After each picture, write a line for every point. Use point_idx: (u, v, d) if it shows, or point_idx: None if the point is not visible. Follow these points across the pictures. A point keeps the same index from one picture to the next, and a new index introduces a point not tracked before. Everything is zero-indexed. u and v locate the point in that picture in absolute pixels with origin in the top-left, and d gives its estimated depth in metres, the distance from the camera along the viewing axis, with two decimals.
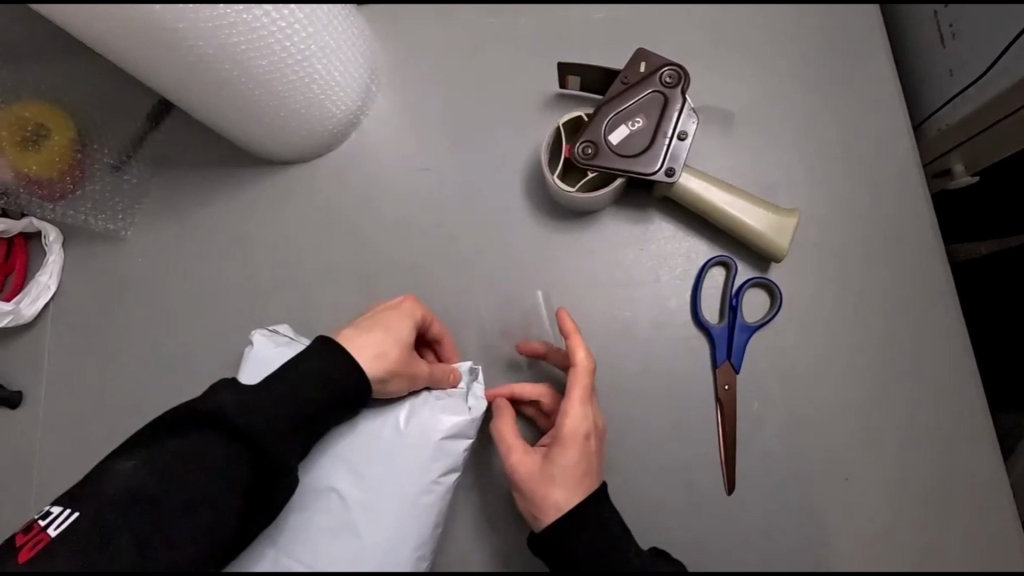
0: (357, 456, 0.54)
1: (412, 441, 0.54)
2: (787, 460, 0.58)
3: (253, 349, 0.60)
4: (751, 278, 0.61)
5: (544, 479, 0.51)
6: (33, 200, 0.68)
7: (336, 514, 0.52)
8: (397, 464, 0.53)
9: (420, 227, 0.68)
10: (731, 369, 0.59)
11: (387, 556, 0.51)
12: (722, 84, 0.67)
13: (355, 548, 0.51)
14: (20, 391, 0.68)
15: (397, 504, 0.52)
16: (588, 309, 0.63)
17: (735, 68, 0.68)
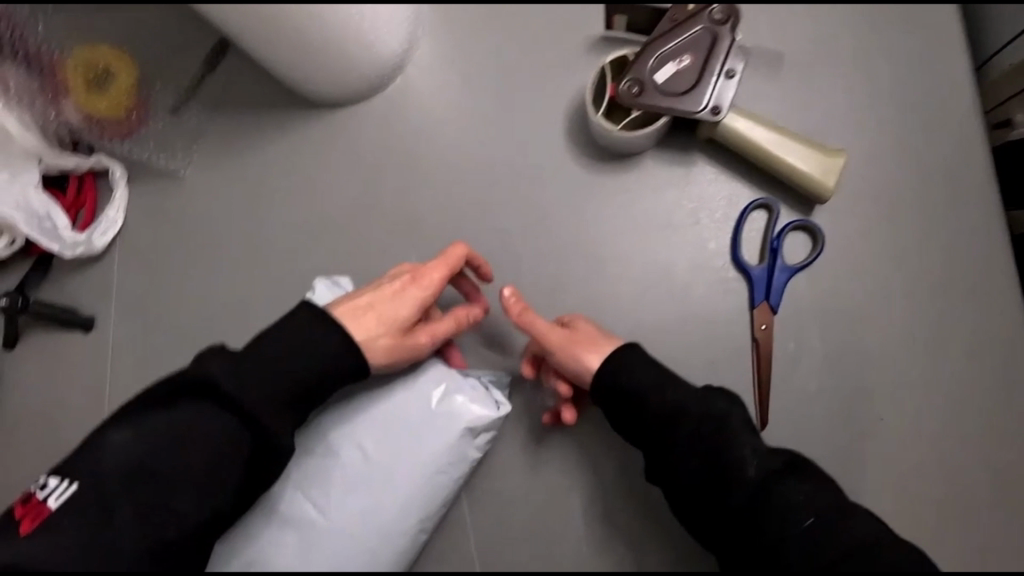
0: (380, 417, 0.58)
1: (438, 426, 0.58)
2: (823, 403, 0.58)
3: (314, 295, 0.62)
4: (794, 220, 0.60)
5: (571, 345, 0.56)
6: (104, 137, 0.75)
7: (352, 469, 0.56)
8: (417, 441, 0.57)
9: (464, 167, 0.70)
10: (769, 310, 0.59)
11: (391, 518, 0.55)
12: (774, 26, 0.65)
13: (368, 506, 0.55)
14: (93, 316, 0.74)
15: (410, 476, 0.56)
16: (625, 249, 0.64)
17: (788, 9, 0.66)
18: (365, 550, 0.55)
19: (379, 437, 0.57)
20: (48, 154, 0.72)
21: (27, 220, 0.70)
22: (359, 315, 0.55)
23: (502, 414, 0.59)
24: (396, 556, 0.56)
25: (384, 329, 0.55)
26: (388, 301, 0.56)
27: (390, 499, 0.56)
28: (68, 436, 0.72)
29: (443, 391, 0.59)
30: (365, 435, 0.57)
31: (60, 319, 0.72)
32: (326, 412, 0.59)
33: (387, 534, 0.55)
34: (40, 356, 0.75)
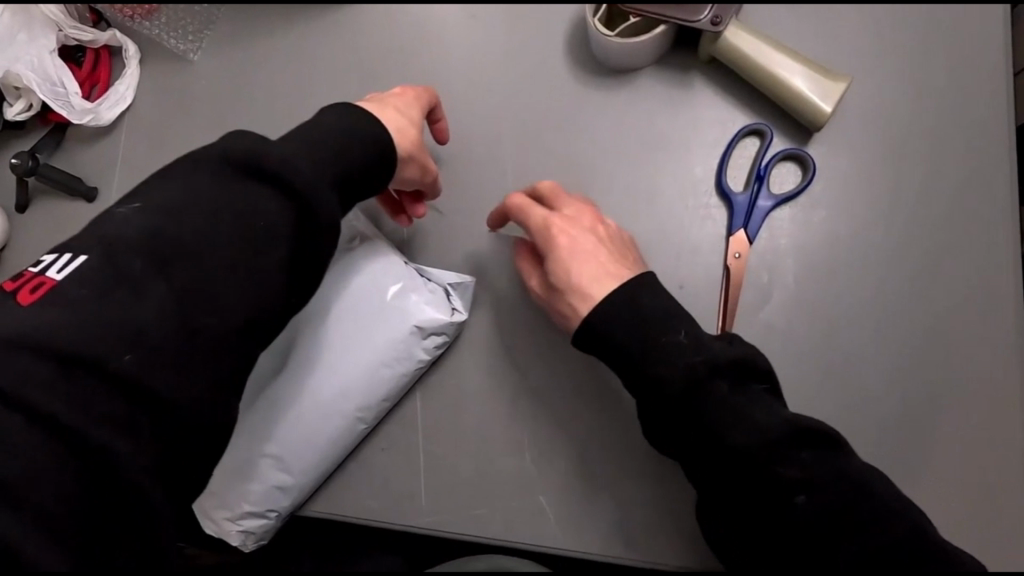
0: (339, 308, 0.60)
1: (392, 321, 0.59)
2: (790, 339, 0.56)
3: None
4: (785, 149, 0.57)
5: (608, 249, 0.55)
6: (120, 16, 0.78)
7: (311, 351, 0.60)
8: (370, 333, 0.59)
9: (460, 70, 0.69)
10: (746, 238, 0.57)
11: (334, 401, 0.58)
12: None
13: (317, 387, 0.59)
14: (96, 188, 0.78)
15: (358, 365, 0.59)
16: (610, 164, 0.62)
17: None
18: (304, 431, 0.58)
19: (332, 326, 0.60)
20: (66, 24, 0.74)
21: (40, 82, 0.72)
22: (381, 109, 0.56)
23: (455, 320, 0.60)
24: (335, 445, 0.58)
25: (411, 126, 0.56)
26: (405, 107, 0.57)
27: (332, 387, 0.58)
28: None
29: (399, 289, 0.60)
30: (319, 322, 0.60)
31: (64, 187, 0.76)
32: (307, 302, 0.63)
33: (326, 420, 0.58)
34: (46, 221, 0.78)
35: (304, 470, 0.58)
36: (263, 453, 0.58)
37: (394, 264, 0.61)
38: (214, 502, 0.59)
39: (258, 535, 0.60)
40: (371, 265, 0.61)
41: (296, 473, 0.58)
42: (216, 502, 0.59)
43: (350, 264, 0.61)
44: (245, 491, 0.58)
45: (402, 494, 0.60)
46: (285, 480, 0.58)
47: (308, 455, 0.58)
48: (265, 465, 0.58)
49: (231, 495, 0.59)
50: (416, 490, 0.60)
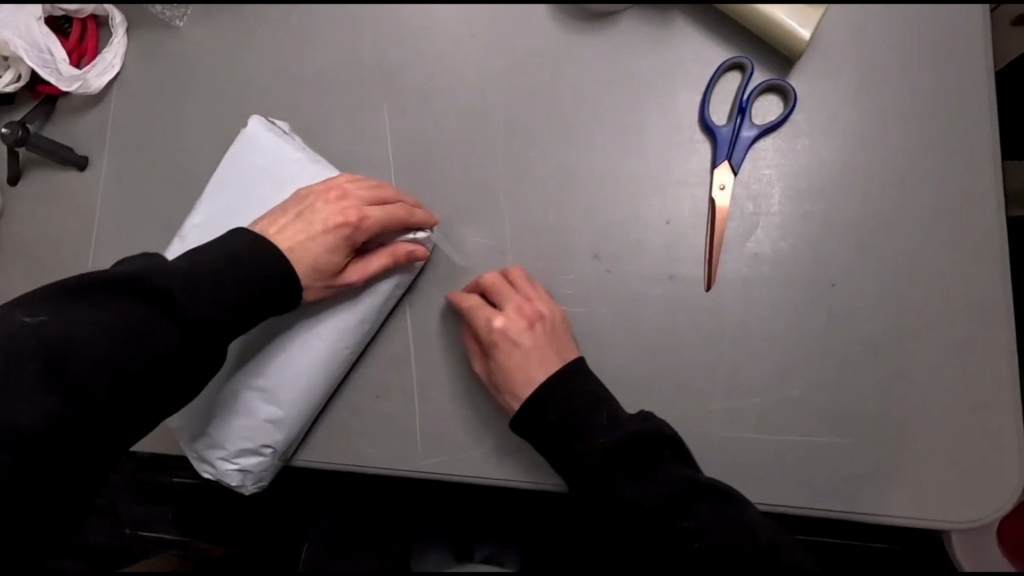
0: None
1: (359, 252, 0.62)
2: (774, 266, 0.56)
3: (250, 131, 0.67)
4: (766, 80, 0.58)
5: (541, 355, 0.57)
6: None
7: None
8: None
9: (443, 24, 0.70)
10: (730, 168, 0.57)
11: (319, 328, 0.60)
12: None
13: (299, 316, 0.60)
14: (87, 157, 0.79)
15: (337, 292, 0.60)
16: (593, 108, 0.63)
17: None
18: (288, 364, 0.59)
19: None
20: None
21: (28, 48, 0.72)
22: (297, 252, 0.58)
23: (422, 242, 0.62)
24: (320, 377, 0.59)
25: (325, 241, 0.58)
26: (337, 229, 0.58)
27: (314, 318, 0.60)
28: (60, 265, 0.77)
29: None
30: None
31: (55, 156, 0.77)
32: None
33: (309, 351, 0.59)
34: (37, 192, 0.79)
35: (292, 402, 0.59)
36: (252, 386, 0.60)
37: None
38: (208, 443, 0.60)
39: (255, 475, 0.60)
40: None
41: (285, 406, 0.59)
42: (210, 442, 0.60)
43: None
44: (236, 429, 0.59)
45: (396, 436, 0.61)
46: (276, 412, 0.59)
47: (294, 388, 0.59)
48: (253, 401, 0.59)
49: (222, 434, 0.60)
50: (413, 430, 0.61)
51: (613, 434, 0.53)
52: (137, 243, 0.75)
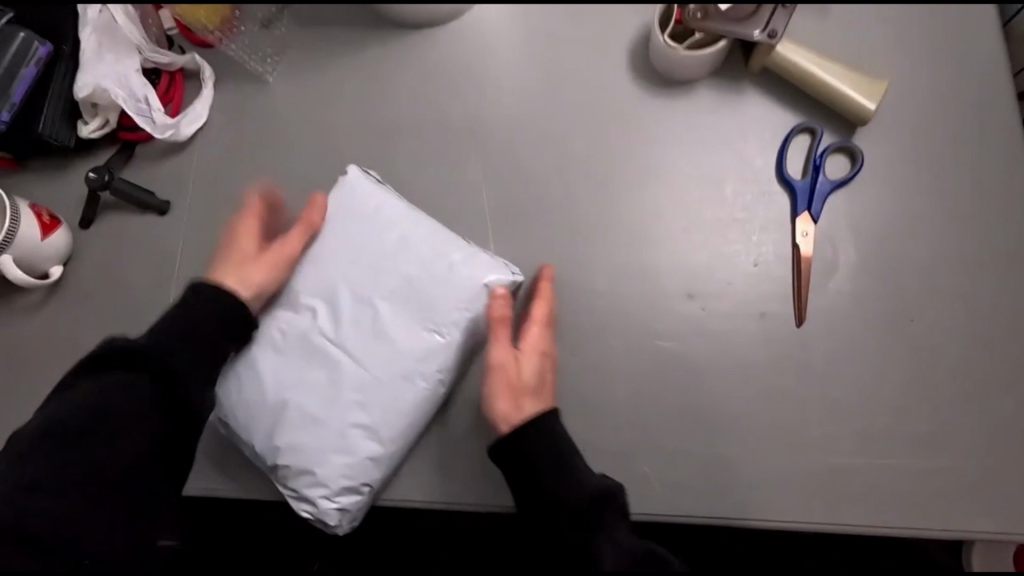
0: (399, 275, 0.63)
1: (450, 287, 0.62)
2: (847, 303, 0.64)
3: (349, 179, 0.68)
4: (835, 142, 0.66)
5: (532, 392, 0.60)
6: (190, 44, 0.83)
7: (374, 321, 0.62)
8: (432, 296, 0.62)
9: (529, 87, 0.76)
10: (811, 218, 0.64)
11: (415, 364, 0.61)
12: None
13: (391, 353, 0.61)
14: (167, 201, 0.79)
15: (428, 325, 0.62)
16: (675, 165, 0.70)
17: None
18: (391, 399, 0.61)
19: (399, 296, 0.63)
20: (146, 48, 0.78)
21: (127, 99, 0.75)
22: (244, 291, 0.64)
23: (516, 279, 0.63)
24: (417, 409, 0.61)
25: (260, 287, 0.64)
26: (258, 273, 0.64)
27: (412, 352, 0.61)
28: (143, 307, 0.78)
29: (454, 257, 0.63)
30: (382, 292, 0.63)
31: (139, 202, 0.78)
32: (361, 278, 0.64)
33: (406, 384, 0.61)
34: (111, 236, 0.80)
35: (395, 439, 0.61)
36: (353, 426, 0.60)
37: (448, 239, 0.64)
38: (303, 484, 0.60)
39: (352, 513, 0.61)
40: (426, 239, 0.64)
41: (387, 438, 0.61)
42: (307, 484, 0.60)
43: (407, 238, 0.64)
44: (341, 470, 0.60)
45: None
46: (381, 449, 0.60)
47: (397, 423, 0.61)
48: (353, 442, 0.60)
49: (325, 474, 0.60)
50: None
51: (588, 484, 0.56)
52: None
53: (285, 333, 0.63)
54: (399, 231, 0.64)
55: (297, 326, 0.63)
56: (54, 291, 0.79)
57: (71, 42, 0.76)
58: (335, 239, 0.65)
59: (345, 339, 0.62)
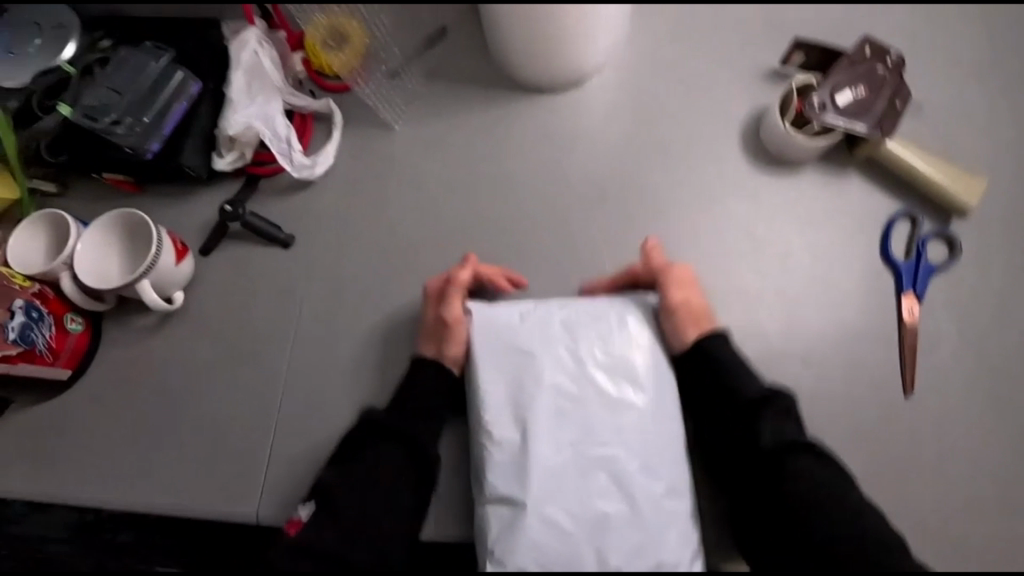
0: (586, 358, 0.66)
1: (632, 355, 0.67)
2: (946, 377, 0.70)
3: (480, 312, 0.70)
4: (935, 229, 0.74)
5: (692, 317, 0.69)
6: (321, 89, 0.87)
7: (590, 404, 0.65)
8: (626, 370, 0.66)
9: (646, 153, 0.82)
10: (915, 298, 0.71)
11: (638, 432, 0.63)
12: (930, 70, 0.79)
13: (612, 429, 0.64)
14: (291, 235, 0.82)
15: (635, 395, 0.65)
16: (786, 239, 0.77)
17: (943, 55, 0.80)
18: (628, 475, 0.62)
19: (599, 365, 0.66)
20: (285, 91, 0.82)
21: (274, 141, 0.79)
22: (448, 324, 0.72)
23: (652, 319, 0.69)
24: (667, 453, 0.63)
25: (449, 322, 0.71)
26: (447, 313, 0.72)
27: (631, 410, 0.64)
28: (261, 337, 0.79)
29: (618, 319, 0.68)
30: (580, 367, 0.66)
31: (266, 235, 0.81)
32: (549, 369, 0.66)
33: (647, 435, 0.63)
34: (233, 265, 0.82)
35: (642, 512, 0.61)
36: (598, 509, 0.61)
37: (601, 304, 0.69)
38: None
39: None
40: (588, 313, 0.68)
41: (685, 486, 0.63)
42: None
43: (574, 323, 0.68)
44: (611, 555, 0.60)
45: None
46: (634, 525, 0.61)
47: (643, 499, 0.61)
48: (603, 525, 0.61)
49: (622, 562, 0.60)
50: None
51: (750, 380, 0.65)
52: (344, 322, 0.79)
53: (532, 457, 0.62)
54: (560, 314, 0.68)
55: (543, 451, 0.63)
56: (174, 317, 0.80)
57: (216, 80, 0.80)
58: (505, 352, 0.67)
59: (582, 423, 0.64)
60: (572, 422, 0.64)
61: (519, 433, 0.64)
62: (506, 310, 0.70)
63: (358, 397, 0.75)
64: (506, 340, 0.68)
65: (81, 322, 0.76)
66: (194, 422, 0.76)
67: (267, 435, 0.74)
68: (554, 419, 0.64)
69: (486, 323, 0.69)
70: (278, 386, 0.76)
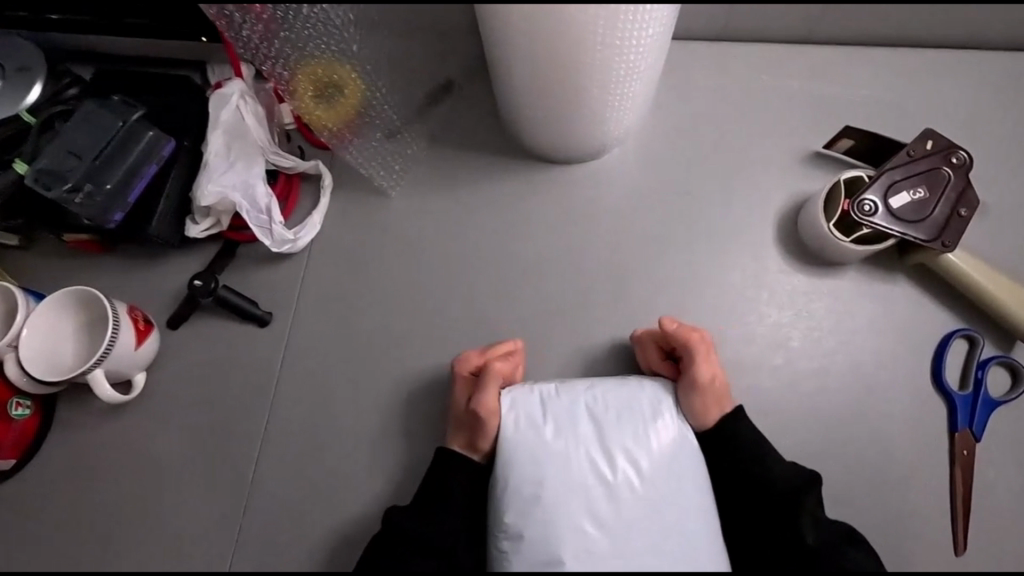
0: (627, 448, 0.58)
1: (673, 445, 0.59)
2: (1008, 533, 0.61)
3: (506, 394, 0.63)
4: (995, 355, 0.65)
5: (713, 391, 0.61)
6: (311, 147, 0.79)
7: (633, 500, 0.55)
8: (669, 463, 0.57)
9: (669, 240, 0.73)
10: (971, 437, 0.63)
11: (687, 532, 0.54)
12: (987, 171, 0.72)
13: (659, 530, 0.54)
14: (270, 312, 0.74)
15: (683, 490, 0.56)
16: (825, 351, 0.67)
17: (1002, 156, 0.72)
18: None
19: (631, 457, 0.57)
20: (270, 150, 0.74)
21: (250, 210, 0.71)
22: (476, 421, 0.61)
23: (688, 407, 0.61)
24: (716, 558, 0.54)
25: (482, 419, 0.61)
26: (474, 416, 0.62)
27: (678, 506, 0.55)
28: (228, 429, 0.70)
29: (651, 406, 0.61)
30: (611, 457, 0.57)
31: (240, 312, 0.72)
32: (583, 460, 0.57)
33: (696, 537, 0.54)
34: (204, 344, 0.74)
35: None
36: None
37: (632, 389, 0.62)
38: None
39: None
40: (618, 398, 0.61)
41: None
42: None
43: (611, 405, 0.60)
44: None
45: None
46: None
47: None
48: None
49: None
50: None
51: (783, 465, 0.59)
52: (322, 418, 0.70)
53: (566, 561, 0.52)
54: (586, 399, 0.61)
55: (579, 554, 0.52)
56: (134, 400, 0.72)
57: (193, 137, 0.72)
58: (526, 439, 0.59)
59: (619, 524, 0.54)
60: (603, 524, 0.54)
61: (550, 534, 0.54)
62: (531, 394, 0.62)
63: (332, 507, 0.67)
64: (527, 426, 0.60)
65: (29, 407, 0.69)
66: (148, 527, 0.67)
67: (227, 549, 0.65)
68: (592, 517, 0.54)
69: (507, 406, 0.62)
70: (244, 489, 0.68)
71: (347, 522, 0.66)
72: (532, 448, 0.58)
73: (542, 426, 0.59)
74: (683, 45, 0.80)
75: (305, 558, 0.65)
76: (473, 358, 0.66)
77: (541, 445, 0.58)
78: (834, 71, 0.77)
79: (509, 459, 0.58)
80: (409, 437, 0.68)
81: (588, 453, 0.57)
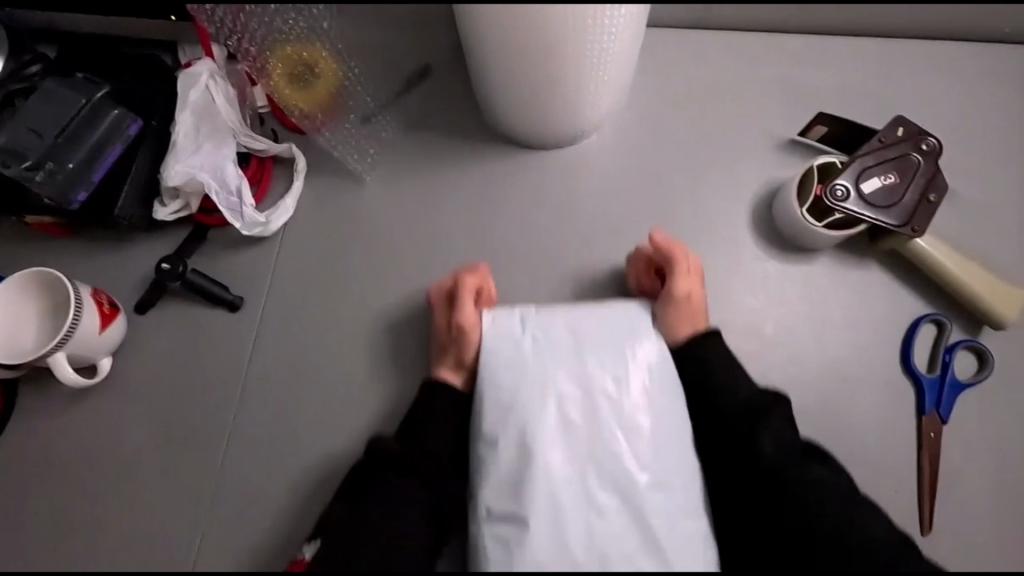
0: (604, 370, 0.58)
1: (651, 366, 0.59)
2: (974, 514, 0.62)
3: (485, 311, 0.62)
4: (962, 340, 0.66)
5: (691, 305, 0.62)
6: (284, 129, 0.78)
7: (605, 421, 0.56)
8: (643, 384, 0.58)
9: (644, 226, 0.73)
10: (938, 420, 0.64)
11: (656, 449, 0.55)
12: (957, 160, 0.72)
13: (630, 448, 0.55)
14: (240, 296, 0.73)
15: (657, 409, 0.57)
16: (797, 336, 0.68)
17: (972, 145, 0.73)
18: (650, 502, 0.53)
19: (611, 401, 0.56)
20: (242, 132, 0.73)
21: (219, 191, 0.70)
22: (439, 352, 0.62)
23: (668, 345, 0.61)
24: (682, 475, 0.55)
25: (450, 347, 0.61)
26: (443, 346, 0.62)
27: (651, 425, 0.56)
28: (196, 415, 0.69)
29: (632, 329, 0.61)
30: (588, 377, 0.57)
31: (210, 296, 0.71)
32: (561, 379, 0.57)
33: (666, 453, 0.55)
34: (171, 329, 0.72)
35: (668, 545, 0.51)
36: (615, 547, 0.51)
37: (615, 314, 0.62)
38: None
39: None
40: (599, 321, 0.61)
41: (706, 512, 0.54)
42: None
43: (591, 328, 0.60)
44: None
45: None
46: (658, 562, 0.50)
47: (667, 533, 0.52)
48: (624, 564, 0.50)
49: None
50: None
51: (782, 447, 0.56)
52: (293, 403, 0.69)
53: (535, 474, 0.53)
54: (567, 321, 0.61)
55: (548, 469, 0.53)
56: (98, 386, 0.71)
57: (161, 116, 0.72)
58: (505, 358, 0.59)
59: (590, 441, 0.55)
60: (574, 442, 0.55)
61: (521, 450, 0.54)
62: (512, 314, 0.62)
63: (302, 493, 0.65)
64: (506, 350, 0.59)
65: None
66: (112, 516, 0.66)
67: (194, 535, 0.64)
68: (563, 435, 0.55)
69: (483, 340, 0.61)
70: (211, 475, 0.66)
71: (317, 510, 0.64)
72: (508, 368, 0.58)
73: (521, 346, 0.59)
74: (660, 33, 0.80)
75: (273, 544, 0.64)
76: (440, 288, 0.66)
77: (518, 365, 0.58)
78: (809, 59, 0.77)
79: (486, 378, 0.58)
80: (382, 424, 0.67)
81: (566, 373, 0.57)
